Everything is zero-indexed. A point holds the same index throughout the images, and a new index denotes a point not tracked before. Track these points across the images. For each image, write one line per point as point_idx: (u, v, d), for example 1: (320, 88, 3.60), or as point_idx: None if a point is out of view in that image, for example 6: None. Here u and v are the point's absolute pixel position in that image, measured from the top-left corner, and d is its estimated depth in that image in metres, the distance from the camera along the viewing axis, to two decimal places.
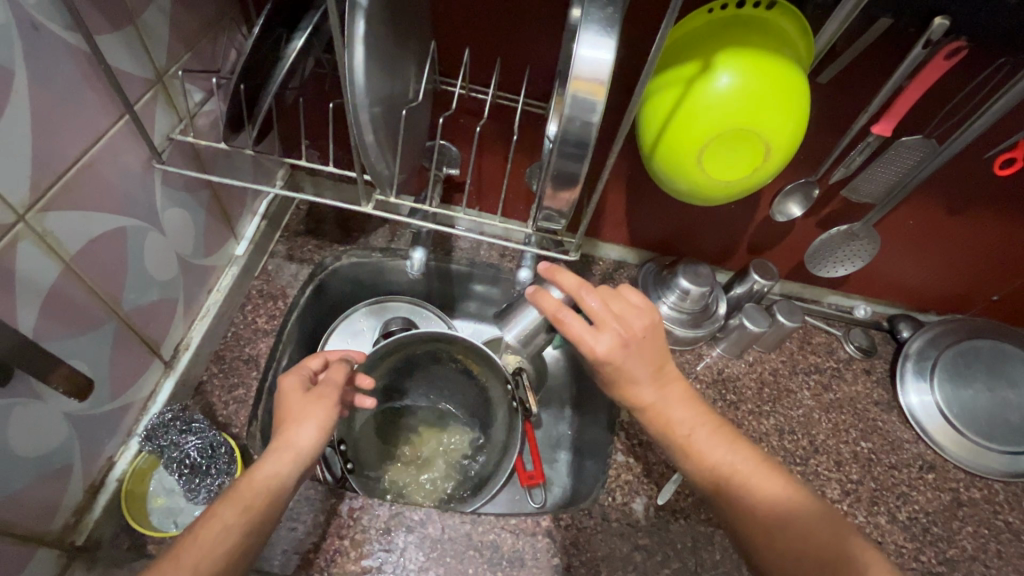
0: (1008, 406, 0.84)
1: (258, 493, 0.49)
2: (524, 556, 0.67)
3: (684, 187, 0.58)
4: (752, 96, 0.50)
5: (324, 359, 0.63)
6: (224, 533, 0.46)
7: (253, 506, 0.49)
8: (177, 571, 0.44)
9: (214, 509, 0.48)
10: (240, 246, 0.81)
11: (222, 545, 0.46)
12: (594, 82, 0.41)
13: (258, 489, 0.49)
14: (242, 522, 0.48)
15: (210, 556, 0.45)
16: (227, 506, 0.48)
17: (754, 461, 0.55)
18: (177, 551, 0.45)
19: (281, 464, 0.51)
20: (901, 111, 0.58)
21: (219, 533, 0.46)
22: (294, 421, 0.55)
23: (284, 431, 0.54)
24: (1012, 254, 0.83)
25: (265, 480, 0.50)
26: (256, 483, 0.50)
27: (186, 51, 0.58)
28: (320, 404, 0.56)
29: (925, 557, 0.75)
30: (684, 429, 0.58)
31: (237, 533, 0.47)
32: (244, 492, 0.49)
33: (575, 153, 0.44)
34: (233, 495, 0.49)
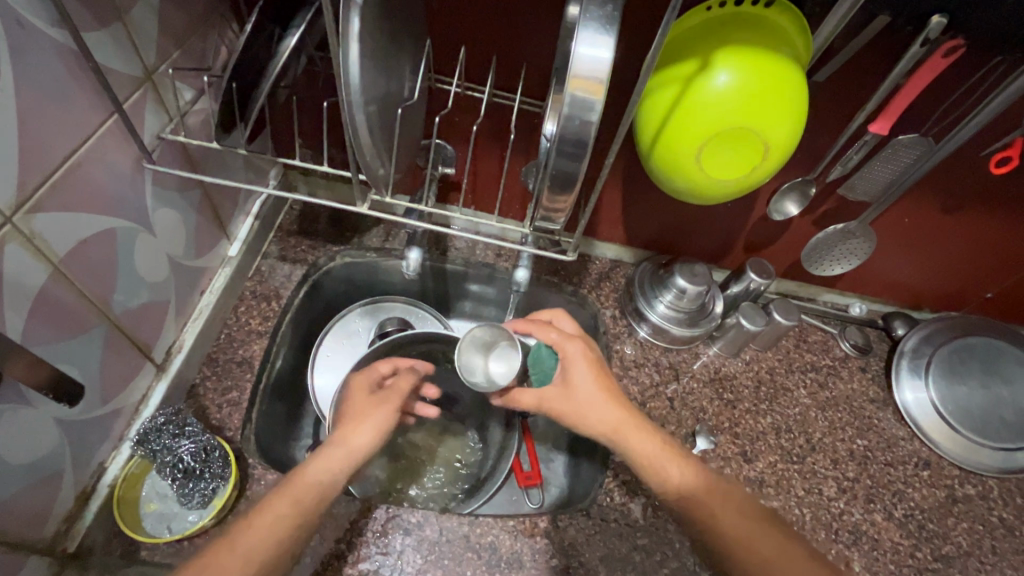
0: (1002, 403, 0.85)
1: (310, 489, 0.55)
2: (523, 558, 0.66)
3: (682, 187, 0.58)
4: (750, 95, 0.50)
5: (393, 366, 0.72)
6: (276, 519, 0.53)
7: (307, 500, 0.55)
8: (232, 551, 0.50)
9: (269, 500, 0.54)
10: (233, 247, 0.80)
11: (275, 532, 0.52)
12: (592, 81, 0.40)
13: (309, 483, 0.55)
14: (291, 515, 0.53)
15: (262, 540, 0.51)
16: (281, 497, 0.54)
17: (711, 481, 0.61)
18: (234, 535, 0.51)
19: (333, 462, 0.58)
20: (898, 109, 0.58)
21: (271, 521, 0.52)
22: (356, 421, 0.63)
23: (343, 433, 0.61)
24: (1005, 252, 0.83)
25: (317, 476, 0.56)
26: (308, 477, 0.56)
27: (176, 49, 0.57)
28: (375, 415, 0.63)
29: (921, 554, 0.76)
30: (651, 456, 0.62)
31: (287, 522, 0.53)
32: (297, 486, 0.55)
33: (574, 152, 0.44)
34: (287, 486, 0.55)
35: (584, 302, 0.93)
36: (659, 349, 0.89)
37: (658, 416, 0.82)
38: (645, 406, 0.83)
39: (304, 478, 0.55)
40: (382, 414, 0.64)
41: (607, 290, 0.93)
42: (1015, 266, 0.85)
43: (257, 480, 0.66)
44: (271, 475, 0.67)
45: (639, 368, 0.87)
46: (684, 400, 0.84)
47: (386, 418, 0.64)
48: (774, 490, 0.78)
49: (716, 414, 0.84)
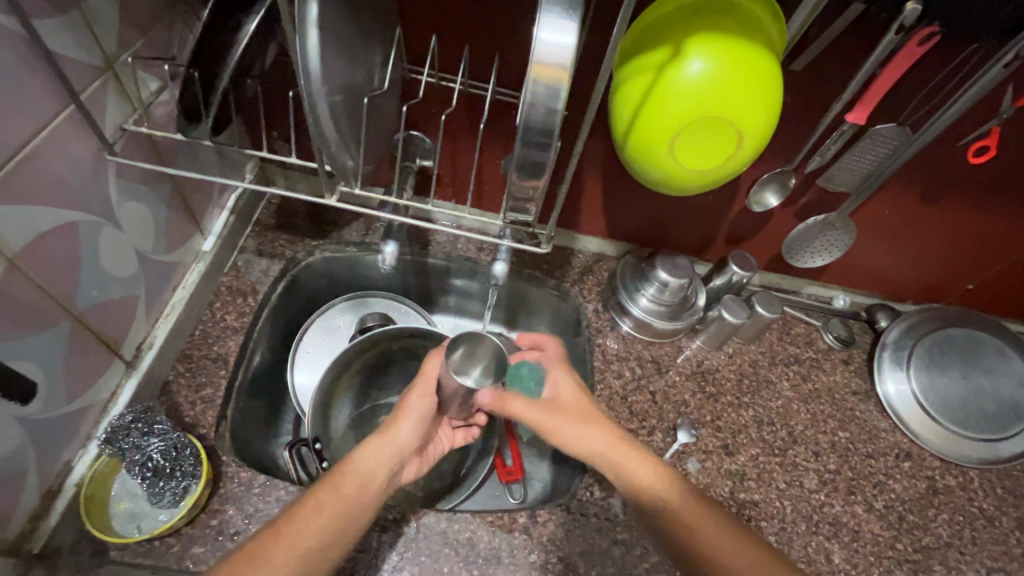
0: (982, 394, 0.85)
1: (353, 482, 0.58)
2: (501, 554, 0.66)
3: (657, 178, 0.57)
4: (723, 83, 0.49)
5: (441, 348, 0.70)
6: (321, 512, 0.55)
7: (355, 493, 0.58)
8: (286, 539, 0.53)
9: (313, 494, 0.57)
10: (208, 242, 0.79)
11: (321, 521, 0.55)
12: (557, 66, 0.39)
13: (351, 478, 0.58)
14: (335, 505, 0.56)
15: (316, 529, 0.54)
16: (326, 490, 0.57)
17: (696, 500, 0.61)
18: (289, 521, 0.54)
19: (377, 457, 0.60)
20: (875, 98, 0.57)
21: (319, 510, 0.55)
22: (396, 416, 0.64)
23: (384, 428, 0.63)
24: (986, 243, 0.83)
25: (361, 470, 0.59)
26: (352, 470, 0.59)
27: (138, 37, 0.55)
28: (421, 402, 0.64)
29: (901, 545, 0.76)
30: (637, 474, 0.62)
31: (335, 512, 0.56)
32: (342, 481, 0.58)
33: (540, 141, 0.43)
34: (331, 480, 0.58)
35: (567, 296, 0.92)
36: (642, 343, 0.89)
37: (640, 410, 0.82)
38: (627, 400, 0.83)
39: (348, 472, 0.58)
40: (420, 398, 0.64)
41: (590, 284, 0.93)
42: (997, 257, 0.85)
43: (230, 478, 0.65)
44: (245, 472, 0.66)
45: (622, 362, 0.86)
46: (666, 394, 0.84)
47: (422, 397, 0.64)
48: (756, 483, 0.78)
49: (698, 407, 0.83)
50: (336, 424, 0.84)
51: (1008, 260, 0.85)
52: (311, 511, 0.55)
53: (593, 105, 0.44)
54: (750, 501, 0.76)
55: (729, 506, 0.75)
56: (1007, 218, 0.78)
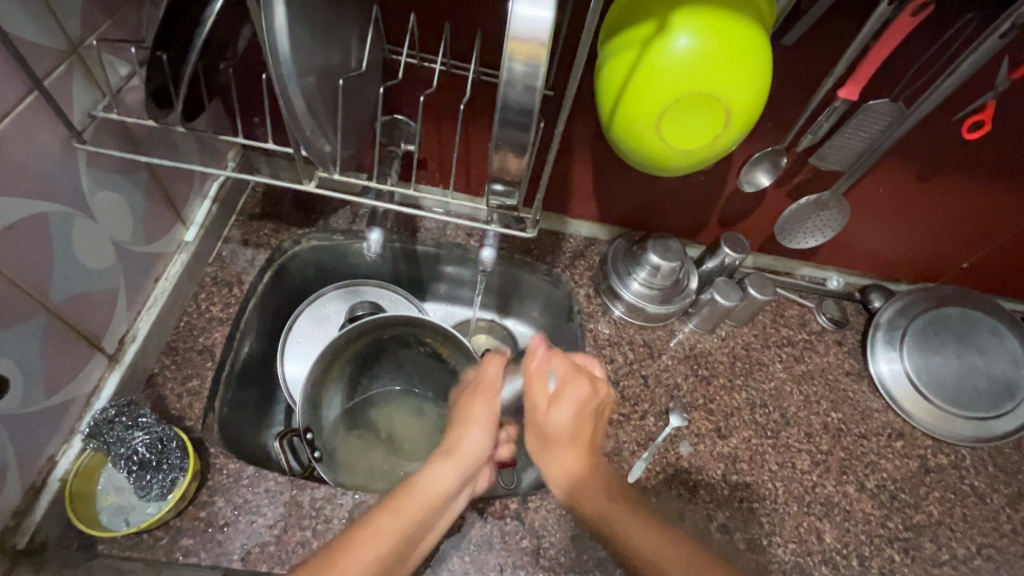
0: (975, 372, 0.85)
1: (417, 504, 0.55)
2: (492, 540, 0.66)
3: (644, 159, 0.56)
4: (709, 59, 0.48)
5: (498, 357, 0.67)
6: (383, 539, 0.51)
7: (418, 518, 0.54)
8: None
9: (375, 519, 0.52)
10: (190, 232, 0.77)
11: (382, 549, 0.51)
12: (534, 43, 0.37)
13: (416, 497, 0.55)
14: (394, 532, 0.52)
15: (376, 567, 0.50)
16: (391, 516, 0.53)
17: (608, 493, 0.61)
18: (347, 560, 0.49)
19: (444, 472, 0.57)
20: (867, 73, 0.55)
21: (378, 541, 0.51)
22: (463, 425, 0.62)
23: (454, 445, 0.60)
24: (981, 221, 0.82)
25: (430, 488, 0.56)
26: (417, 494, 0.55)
27: (104, 19, 0.53)
28: (483, 409, 0.62)
29: (892, 524, 0.76)
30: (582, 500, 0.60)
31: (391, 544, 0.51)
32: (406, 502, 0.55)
33: (520, 121, 0.42)
34: (395, 503, 0.54)
35: (558, 282, 0.91)
36: (635, 327, 0.88)
37: (631, 394, 0.81)
38: (619, 384, 0.82)
39: (410, 492, 0.55)
40: (489, 404, 0.63)
41: (581, 268, 0.91)
42: (992, 235, 0.84)
43: (219, 469, 0.65)
44: (234, 464, 0.65)
45: (614, 346, 0.86)
46: (658, 377, 0.84)
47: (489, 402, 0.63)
48: (748, 465, 0.77)
49: (691, 391, 0.83)
50: (328, 414, 0.83)
51: (1003, 237, 0.84)
52: (378, 537, 0.51)
53: (572, 85, 0.43)
54: (743, 484, 0.76)
55: (722, 489, 0.75)
56: (1003, 195, 0.77)
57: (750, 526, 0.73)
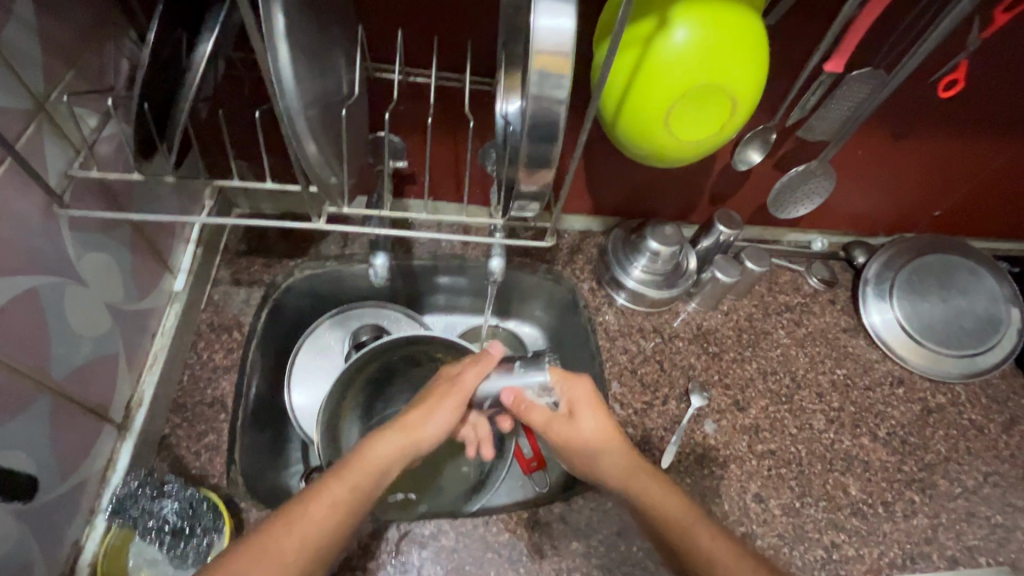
0: (960, 312, 0.90)
1: (369, 472, 0.58)
2: (543, 547, 0.66)
3: (652, 154, 0.56)
4: (716, 50, 0.48)
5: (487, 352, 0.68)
6: (334, 503, 0.54)
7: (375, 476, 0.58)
8: (288, 539, 0.51)
9: (327, 483, 0.55)
10: (178, 279, 0.73)
11: (331, 513, 0.54)
12: (558, 55, 0.36)
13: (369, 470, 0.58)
14: (348, 496, 0.55)
15: (316, 531, 0.52)
16: (340, 481, 0.56)
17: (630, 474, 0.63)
18: (291, 518, 0.52)
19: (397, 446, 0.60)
20: (851, 46, 0.56)
21: (329, 505, 0.54)
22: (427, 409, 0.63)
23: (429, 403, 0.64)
24: (951, 170, 0.87)
25: (377, 464, 0.59)
26: (366, 462, 0.58)
27: (68, 70, 0.49)
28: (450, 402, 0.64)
29: (907, 467, 0.80)
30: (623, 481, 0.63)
31: (347, 505, 0.55)
32: (357, 472, 0.57)
33: (547, 134, 0.40)
34: (349, 470, 0.57)
35: (560, 278, 0.91)
36: (641, 314, 0.89)
37: (650, 381, 0.83)
38: (637, 373, 0.83)
39: (367, 464, 0.58)
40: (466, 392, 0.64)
41: (581, 263, 0.92)
42: (961, 182, 0.89)
43: (255, 524, 0.62)
44: (269, 515, 0.63)
45: (625, 336, 0.87)
46: (673, 360, 0.85)
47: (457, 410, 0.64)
48: (770, 433, 0.80)
49: (705, 368, 0.85)
50: (347, 443, 0.83)
51: (971, 182, 0.89)
52: (346, 481, 0.56)
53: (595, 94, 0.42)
54: (768, 451, 0.78)
55: (750, 460, 0.77)
56: (966, 144, 0.82)
57: (781, 491, 0.75)
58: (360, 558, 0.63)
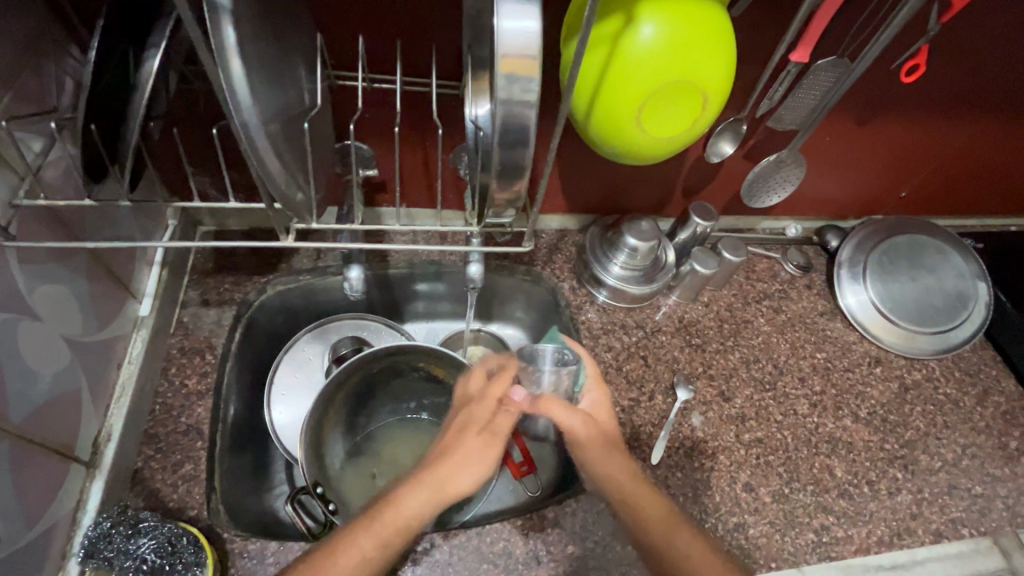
0: (930, 291, 0.92)
1: (397, 526, 0.56)
2: (539, 554, 0.65)
3: (625, 153, 0.55)
4: (684, 45, 0.48)
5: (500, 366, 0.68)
6: (362, 556, 0.54)
7: (405, 528, 0.57)
8: None
9: (354, 536, 0.55)
10: (144, 305, 0.70)
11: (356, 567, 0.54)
12: (525, 58, 0.35)
13: (400, 523, 0.57)
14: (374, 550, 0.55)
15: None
16: (368, 535, 0.55)
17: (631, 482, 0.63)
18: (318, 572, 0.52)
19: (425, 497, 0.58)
20: (816, 35, 0.56)
21: (356, 560, 0.54)
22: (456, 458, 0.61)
23: (461, 449, 0.61)
24: (915, 151, 0.89)
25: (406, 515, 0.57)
26: (398, 515, 0.57)
27: (5, 92, 0.46)
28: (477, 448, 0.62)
29: (889, 445, 0.82)
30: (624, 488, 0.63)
31: (375, 561, 0.55)
32: (384, 525, 0.56)
33: (519, 138, 0.39)
34: (375, 522, 0.56)
35: (540, 279, 0.91)
36: (623, 310, 0.89)
37: (636, 377, 0.82)
38: (622, 370, 0.83)
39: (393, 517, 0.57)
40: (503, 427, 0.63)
41: (560, 262, 0.92)
42: (925, 162, 0.91)
43: (239, 554, 0.60)
44: (254, 544, 0.61)
45: (609, 333, 0.87)
46: (657, 354, 0.85)
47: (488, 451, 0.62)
48: (756, 421, 0.81)
49: (689, 361, 0.85)
50: (331, 460, 0.82)
51: (935, 163, 0.92)
52: (373, 532, 0.55)
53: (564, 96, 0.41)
54: (755, 439, 0.79)
55: (738, 449, 0.78)
56: (928, 125, 0.84)
57: (770, 479, 0.76)
58: None
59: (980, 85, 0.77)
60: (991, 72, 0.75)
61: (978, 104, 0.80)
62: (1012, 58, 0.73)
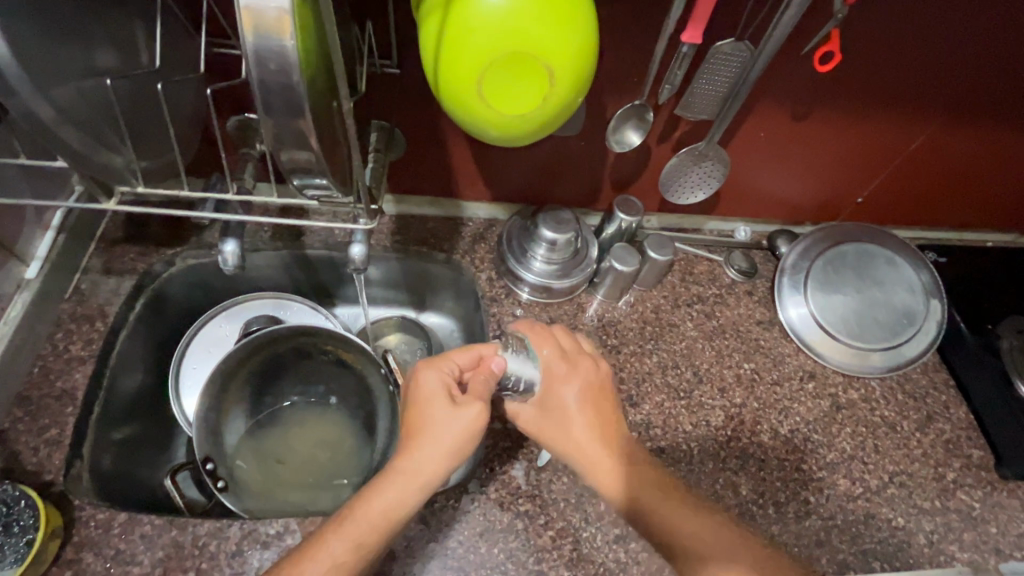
0: (877, 305, 0.85)
1: (377, 520, 0.53)
2: (397, 549, 0.63)
3: (477, 130, 0.52)
4: (519, 13, 0.44)
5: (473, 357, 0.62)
6: (336, 560, 0.50)
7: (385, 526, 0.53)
8: None
9: (326, 536, 0.52)
10: (31, 268, 0.71)
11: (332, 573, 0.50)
12: (275, 12, 0.33)
13: (377, 517, 0.53)
14: (350, 551, 0.51)
15: None
16: (341, 535, 0.52)
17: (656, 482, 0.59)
18: None
19: (403, 487, 0.54)
20: (704, 12, 0.53)
21: (330, 565, 0.50)
22: (416, 436, 0.56)
23: (433, 423, 0.56)
24: (868, 151, 0.82)
25: (384, 508, 0.53)
26: (375, 511, 0.53)
27: None
28: (439, 420, 0.57)
29: (807, 466, 0.76)
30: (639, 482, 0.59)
31: (351, 562, 0.51)
32: (363, 523, 0.53)
33: (285, 100, 0.36)
34: (347, 523, 0.52)
35: (460, 269, 0.88)
36: (541, 306, 0.86)
37: None
38: None
39: (368, 512, 0.53)
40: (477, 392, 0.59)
41: (482, 252, 0.88)
42: (880, 165, 0.84)
43: (86, 522, 0.60)
44: (103, 514, 0.60)
45: None
46: None
47: (449, 418, 0.57)
48: (661, 430, 0.76)
49: (601, 362, 0.81)
50: (229, 438, 0.80)
51: (892, 166, 0.85)
52: (344, 534, 0.52)
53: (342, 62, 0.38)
54: (657, 449, 0.75)
55: None
56: (876, 124, 0.77)
57: None
58: (194, 562, 0.59)
59: (926, 81, 0.71)
60: (937, 66, 0.69)
61: (929, 102, 0.74)
62: (958, 51, 0.67)
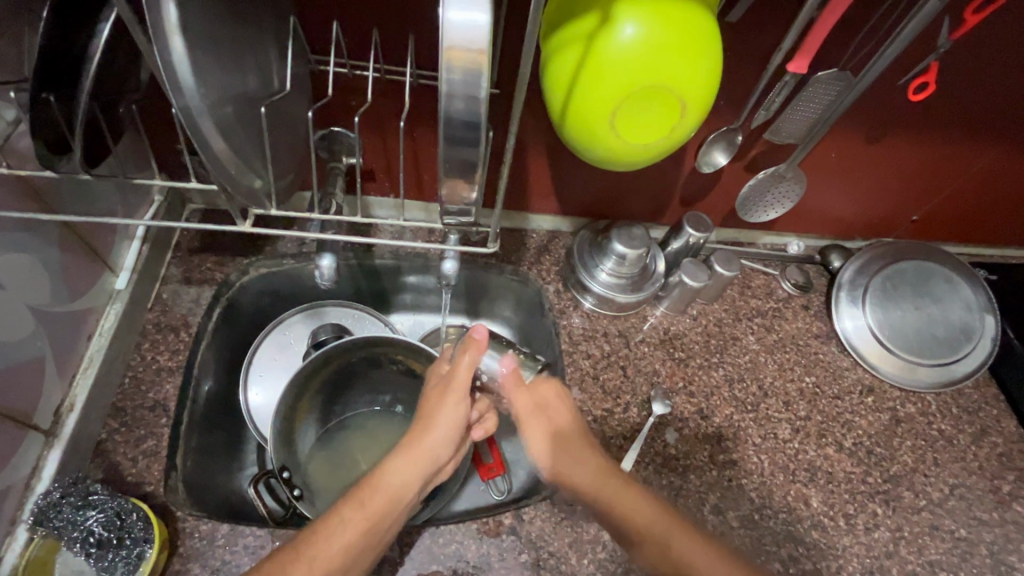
0: (934, 321, 0.88)
1: (381, 494, 0.56)
2: (490, 560, 0.65)
3: (599, 157, 0.53)
4: (661, 49, 0.46)
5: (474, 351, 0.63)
6: (347, 528, 0.53)
7: (392, 500, 0.57)
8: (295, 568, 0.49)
9: (340, 507, 0.55)
10: (120, 278, 0.71)
11: (343, 543, 0.52)
12: (472, 51, 0.34)
13: (384, 490, 0.57)
14: (363, 523, 0.54)
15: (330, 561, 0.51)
16: (355, 506, 0.54)
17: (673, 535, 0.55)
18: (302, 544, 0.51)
19: (411, 464, 0.59)
20: (814, 44, 0.54)
21: (340, 530, 0.53)
22: (429, 422, 0.61)
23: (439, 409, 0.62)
24: (932, 172, 0.84)
25: (391, 485, 0.57)
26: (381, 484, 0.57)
27: None
28: (454, 407, 0.62)
29: (872, 478, 0.79)
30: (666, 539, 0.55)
31: (362, 531, 0.53)
32: (374, 496, 0.56)
33: (467, 136, 0.37)
34: (361, 492, 0.56)
35: (525, 280, 0.88)
36: (607, 318, 0.87)
37: (612, 387, 0.81)
38: (599, 379, 0.81)
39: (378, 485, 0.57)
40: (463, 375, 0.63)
41: (548, 264, 0.90)
42: (940, 186, 0.87)
43: (190, 533, 0.61)
44: (206, 525, 0.62)
45: (590, 340, 0.85)
46: (637, 366, 0.83)
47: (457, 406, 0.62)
48: (733, 442, 0.78)
49: (670, 375, 0.83)
50: (302, 447, 0.81)
51: (952, 186, 0.87)
52: (357, 505, 0.55)
53: (519, 94, 0.39)
54: (730, 461, 0.77)
55: (710, 470, 0.76)
56: (944, 147, 0.79)
57: (740, 503, 0.74)
58: None
59: (999, 108, 0.73)
60: (1012, 95, 0.71)
61: (998, 128, 0.76)
62: None
